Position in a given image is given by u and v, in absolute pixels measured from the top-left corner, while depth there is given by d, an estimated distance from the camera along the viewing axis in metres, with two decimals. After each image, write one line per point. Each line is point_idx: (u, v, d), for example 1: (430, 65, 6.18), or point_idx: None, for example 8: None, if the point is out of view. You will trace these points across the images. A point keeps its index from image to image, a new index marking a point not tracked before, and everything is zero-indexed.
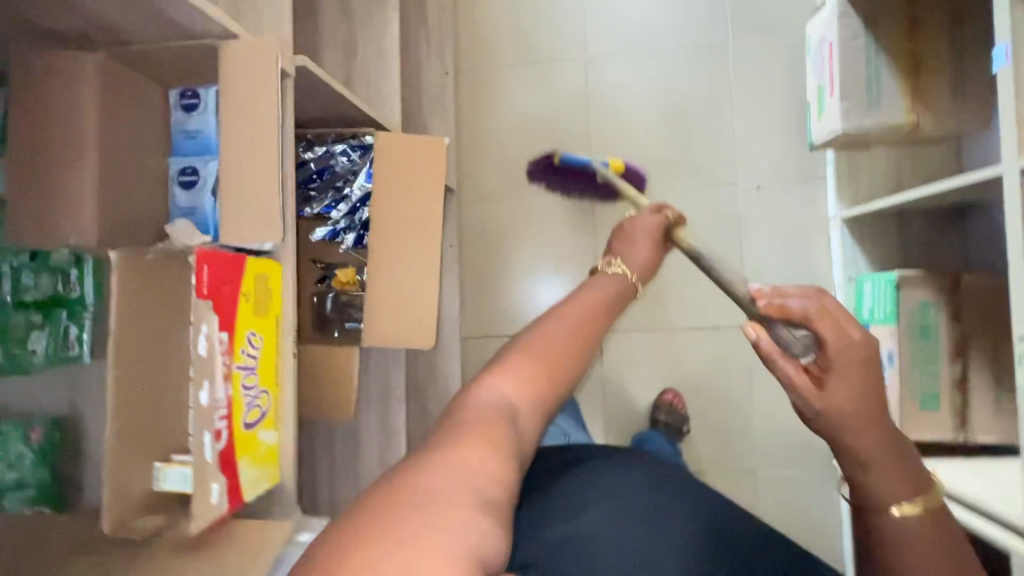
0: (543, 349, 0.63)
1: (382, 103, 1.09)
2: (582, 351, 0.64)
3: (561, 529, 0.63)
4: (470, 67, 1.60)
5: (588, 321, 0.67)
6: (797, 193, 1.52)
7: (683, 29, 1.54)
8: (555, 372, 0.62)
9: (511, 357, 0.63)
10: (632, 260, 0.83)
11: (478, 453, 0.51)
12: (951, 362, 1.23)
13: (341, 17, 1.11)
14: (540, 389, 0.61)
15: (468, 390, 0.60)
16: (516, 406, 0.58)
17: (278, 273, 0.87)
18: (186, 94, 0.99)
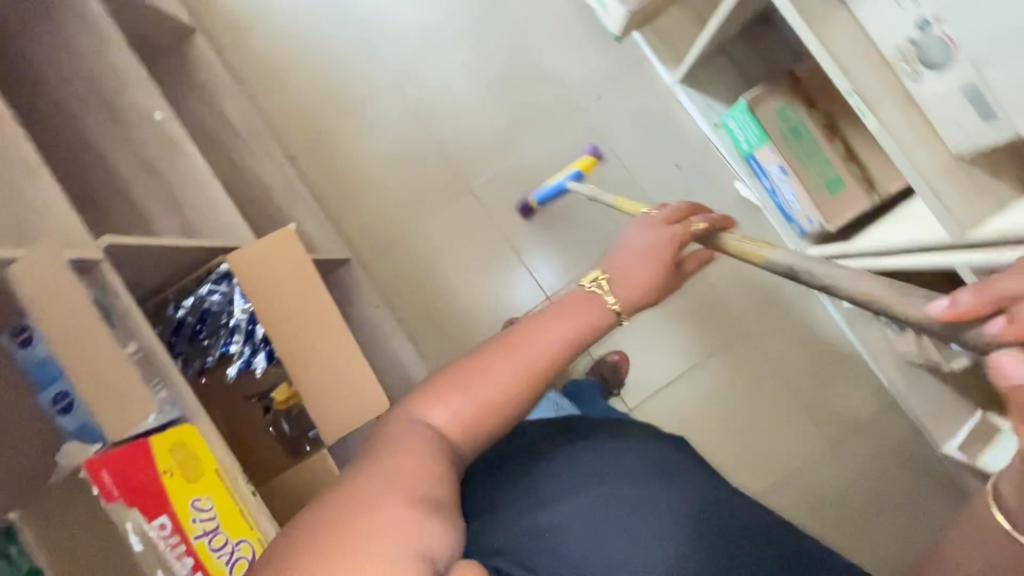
0: (485, 391, 0.79)
1: (223, 228, 1.14)
2: (523, 373, 0.80)
3: (533, 516, 0.83)
4: (304, 148, 1.64)
5: (532, 350, 0.80)
6: (634, 83, 1.57)
7: (456, 10, 1.61)
8: (493, 399, 0.79)
9: (454, 386, 0.79)
10: (620, 283, 0.87)
11: (406, 468, 0.70)
12: (830, 144, 1.27)
13: (149, 179, 1.15)
14: (472, 416, 0.78)
15: (410, 416, 0.78)
16: (444, 432, 0.77)
17: (193, 434, 0.84)
18: (16, 330, 0.97)
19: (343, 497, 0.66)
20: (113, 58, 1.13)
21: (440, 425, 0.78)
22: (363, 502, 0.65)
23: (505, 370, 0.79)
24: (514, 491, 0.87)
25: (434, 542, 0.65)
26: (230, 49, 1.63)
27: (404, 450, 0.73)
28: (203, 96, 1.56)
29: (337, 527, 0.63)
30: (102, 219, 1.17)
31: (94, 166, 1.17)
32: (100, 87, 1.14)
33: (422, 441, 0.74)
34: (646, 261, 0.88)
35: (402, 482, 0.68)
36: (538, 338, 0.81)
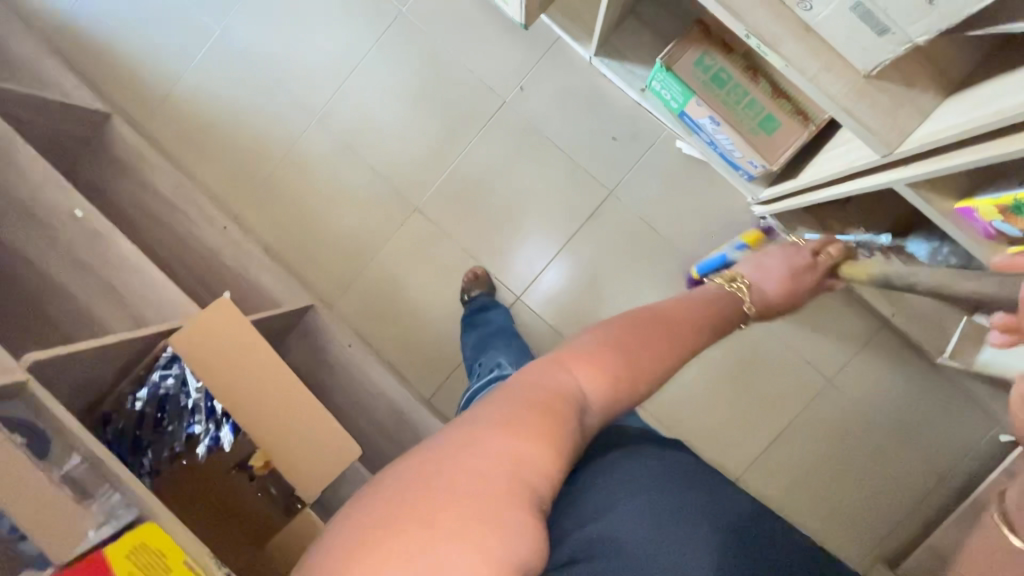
0: (627, 355, 0.72)
1: (164, 311, 1.12)
2: (657, 360, 0.73)
3: (589, 525, 0.66)
4: (244, 203, 1.61)
5: (662, 328, 0.77)
6: (553, 64, 1.54)
7: (362, 32, 1.58)
8: (631, 376, 0.71)
9: (603, 345, 0.71)
10: (755, 287, 0.99)
11: (531, 441, 0.58)
12: (755, 84, 1.24)
13: (83, 276, 1.14)
14: (612, 391, 0.69)
15: (565, 360, 0.69)
16: (582, 394, 0.67)
17: (159, 532, 0.70)
18: None
19: (440, 457, 0.55)
20: (20, 164, 1.12)
21: (585, 385, 0.68)
22: (462, 459, 0.55)
23: (649, 343, 0.74)
24: (567, 504, 0.71)
25: (524, 549, 0.51)
26: (149, 122, 1.61)
27: (523, 415, 0.60)
28: (132, 176, 1.54)
29: (432, 488, 0.52)
30: (47, 325, 1.16)
31: (27, 275, 1.15)
32: (14, 195, 1.13)
33: (550, 399, 0.63)
34: (787, 281, 1.01)
35: (516, 443, 0.57)
36: (667, 314, 0.80)
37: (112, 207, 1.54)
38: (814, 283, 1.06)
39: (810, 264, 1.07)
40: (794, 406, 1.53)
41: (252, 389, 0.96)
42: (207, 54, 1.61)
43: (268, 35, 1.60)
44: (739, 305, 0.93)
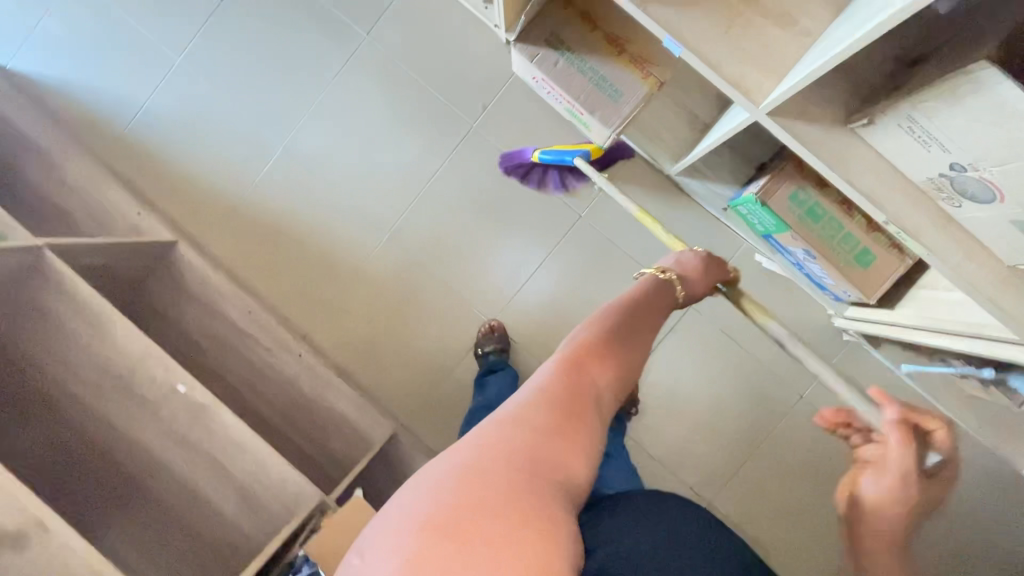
0: (620, 344, 0.76)
1: (275, 488, 1.07)
2: (631, 355, 0.77)
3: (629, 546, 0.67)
4: (314, 323, 1.57)
5: (645, 325, 0.82)
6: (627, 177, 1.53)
7: (431, 145, 1.56)
8: (627, 360, 0.75)
9: (599, 348, 0.73)
10: (688, 281, 0.96)
11: (561, 430, 0.61)
12: (849, 218, 1.25)
13: (188, 451, 1.10)
14: (613, 374, 0.72)
15: (579, 362, 0.70)
16: (584, 399, 0.66)
17: None
18: None
19: (481, 468, 0.54)
20: (116, 340, 1.07)
21: (593, 378, 0.69)
22: (500, 472, 0.55)
23: (636, 322, 0.81)
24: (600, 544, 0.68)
25: (567, 533, 0.54)
26: (214, 242, 1.58)
27: (548, 415, 0.62)
28: (202, 304, 1.49)
29: (485, 503, 0.51)
30: (150, 501, 1.12)
31: (127, 449, 1.11)
32: (112, 371, 1.09)
33: (569, 402, 0.64)
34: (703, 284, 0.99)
35: (548, 456, 0.58)
36: (647, 310, 0.84)
37: (183, 337, 1.50)
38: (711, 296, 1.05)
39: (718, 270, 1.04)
40: None
41: None
42: (272, 171, 1.58)
43: (334, 150, 1.57)
44: (668, 297, 0.90)
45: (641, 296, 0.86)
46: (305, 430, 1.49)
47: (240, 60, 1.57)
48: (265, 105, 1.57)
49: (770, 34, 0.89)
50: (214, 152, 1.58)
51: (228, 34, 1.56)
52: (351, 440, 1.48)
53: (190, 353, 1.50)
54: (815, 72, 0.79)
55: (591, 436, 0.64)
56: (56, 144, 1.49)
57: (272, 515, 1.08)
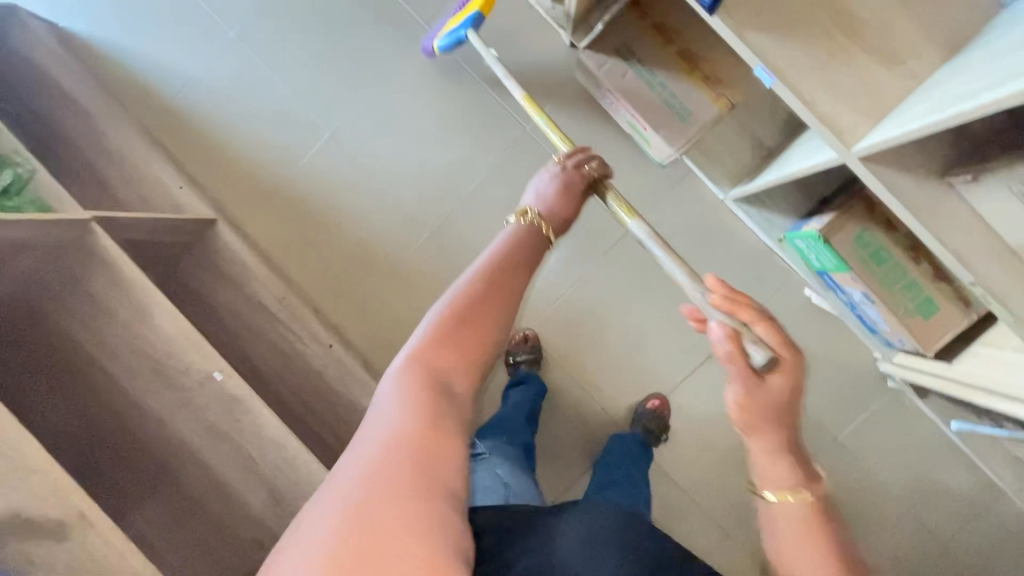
0: (472, 319, 0.69)
1: (305, 485, 1.06)
2: (502, 325, 0.71)
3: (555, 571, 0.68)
4: (345, 316, 1.55)
5: (505, 277, 0.74)
6: (680, 196, 1.48)
7: (481, 146, 1.52)
8: (489, 332, 0.70)
9: (443, 333, 0.67)
10: (552, 215, 0.91)
11: (429, 446, 0.58)
12: (915, 265, 1.20)
13: (220, 443, 1.08)
14: (467, 352, 0.67)
15: (419, 357, 0.65)
16: (441, 390, 0.63)
17: None
18: None
19: (357, 519, 0.52)
20: (157, 323, 1.06)
21: (443, 369, 0.65)
22: (383, 509, 0.53)
23: (503, 281, 0.74)
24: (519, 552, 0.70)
25: (450, 548, 0.54)
26: (251, 224, 1.56)
27: (406, 433, 0.58)
28: (236, 286, 1.47)
29: (355, 542, 0.51)
30: (178, 488, 1.11)
31: (158, 433, 1.10)
32: (151, 354, 1.07)
33: (423, 406, 0.60)
34: (569, 203, 0.93)
35: (413, 475, 0.55)
36: (497, 264, 0.75)
37: (214, 317, 1.48)
38: (580, 199, 0.96)
39: (574, 182, 0.96)
40: (907, 564, 1.48)
41: None
42: (316, 157, 1.55)
43: (381, 141, 1.54)
44: (538, 237, 0.84)
45: (496, 253, 0.77)
46: (328, 423, 1.47)
47: (294, 39, 1.53)
48: (315, 90, 1.54)
49: (873, 73, 0.84)
50: (258, 132, 1.55)
51: (284, 14, 1.53)
52: None
53: (219, 335, 1.48)
54: (916, 127, 0.74)
55: (459, 425, 0.62)
56: (102, 108, 1.46)
57: (300, 514, 1.07)
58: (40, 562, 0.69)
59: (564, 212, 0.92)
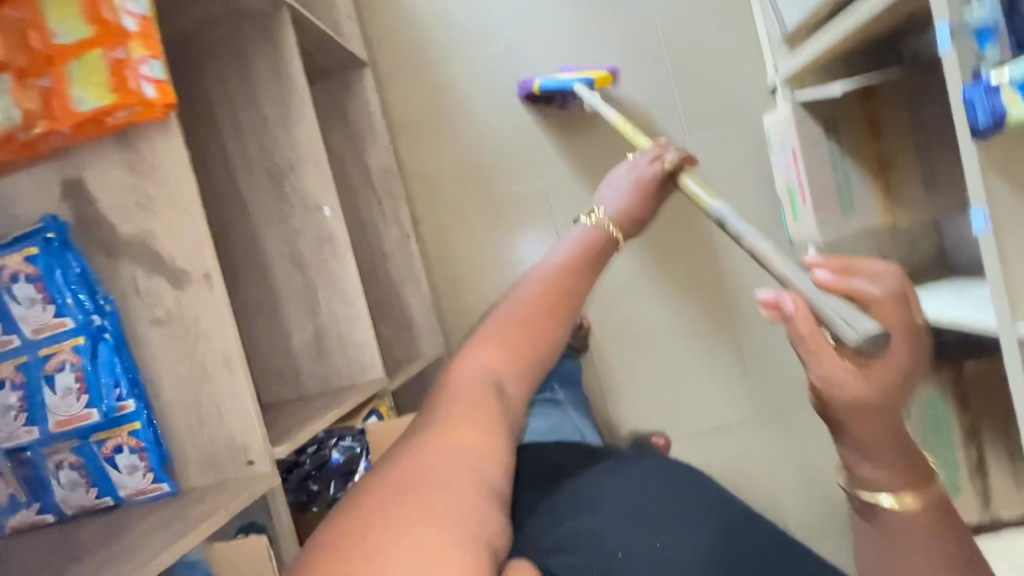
0: (524, 312, 0.59)
1: (351, 350, 1.06)
2: (554, 322, 0.59)
3: (577, 521, 0.60)
4: (429, 215, 1.53)
5: (568, 277, 0.62)
6: (785, 276, 1.48)
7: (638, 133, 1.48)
8: (541, 336, 0.58)
9: (501, 328, 0.58)
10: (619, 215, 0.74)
11: (470, 438, 0.49)
12: (967, 449, 1.18)
13: (294, 270, 1.07)
14: (526, 357, 0.57)
15: (468, 352, 0.57)
16: (498, 381, 0.55)
17: None
18: (110, 455, 0.67)
19: (385, 504, 0.43)
20: (298, 133, 1.04)
21: (495, 368, 0.55)
22: (424, 492, 0.44)
23: (563, 278, 0.62)
24: (538, 513, 0.63)
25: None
26: (390, 87, 1.52)
27: (451, 428, 0.50)
28: (351, 136, 1.44)
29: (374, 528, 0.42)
30: (235, 288, 1.10)
31: (240, 231, 1.08)
32: (274, 157, 1.05)
33: (467, 404, 0.51)
34: (643, 202, 0.77)
35: (458, 455, 0.48)
36: (563, 282, 0.62)
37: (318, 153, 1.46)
38: (664, 202, 0.82)
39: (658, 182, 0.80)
40: None
41: None
42: (482, 59, 1.50)
43: (550, 78, 1.49)
44: (610, 246, 0.69)
45: (571, 259, 0.64)
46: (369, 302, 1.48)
47: None
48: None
49: None
50: (442, 5, 1.49)
51: None
52: (401, 339, 1.47)
53: None
54: None
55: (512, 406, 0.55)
56: None
57: (333, 372, 1.07)
58: (148, 296, 0.68)
59: (632, 212, 0.75)
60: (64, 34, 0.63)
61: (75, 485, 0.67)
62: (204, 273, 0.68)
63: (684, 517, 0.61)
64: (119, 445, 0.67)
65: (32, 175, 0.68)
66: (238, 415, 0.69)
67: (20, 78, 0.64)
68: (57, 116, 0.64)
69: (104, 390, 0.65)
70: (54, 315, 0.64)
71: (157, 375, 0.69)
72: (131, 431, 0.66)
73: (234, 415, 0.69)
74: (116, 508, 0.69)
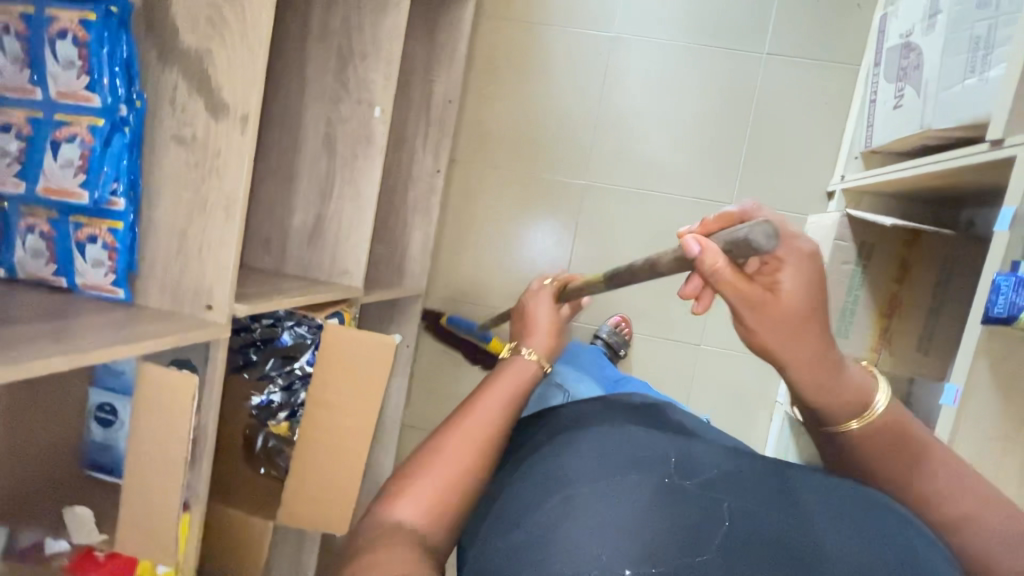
0: (442, 460, 0.54)
1: (342, 251, 1.07)
2: (473, 462, 0.55)
3: (520, 529, 0.52)
4: (466, 161, 1.52)
5: (483, 422, 0.57)
6: (757, 366, 1.52)
7: (691, 178, 1.48)
8: (458, 479, 0.54)
9: (411, 479, 0.53)
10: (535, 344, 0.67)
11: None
12: None
13: (323, 152, 1.06)
14: (445, 502, 0.52)
15: (377, 517, 0.51)
16: (416, 534, 0.50)
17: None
18: (80, 241, 0.67)
19: None
20: (383, 26, 1.02)
21: (410, 524, 0.50)
22: None
23: (478, 422, 0.57)
24: (495, 521, 0.56)
25: None
26: (486, 24, 1.49)
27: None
28: (429, 54, 1.43)
29: None
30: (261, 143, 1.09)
31: (289, 93, 1.06)
32: (351, 38, 1.03)
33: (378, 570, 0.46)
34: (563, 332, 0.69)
35: None
36: (484, 431, 0.57)
37: None
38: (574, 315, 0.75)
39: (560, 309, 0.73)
40: None
41: (328, 431, 0.93)
42: (582, 39, 1.47)
43: (635, 89, 1.47)
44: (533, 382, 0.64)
45: (491, 405, 0.59)
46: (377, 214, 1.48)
47: None
48: None
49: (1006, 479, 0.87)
50: None
51: None
52: (391, 261, 1.48)
53: None
54: None
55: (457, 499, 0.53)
56: None
57: (318, 261, 1.08)
58: (182, 113, 0.68)
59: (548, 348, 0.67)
60: None
61: (38, 253, 0.67)
62: (243, 115, 0.67)
63: (603, 489, 0.52)
64: (95, 237, 0.66)
65: None
66: (215, 260, 0.69)
67: None
68: None
69: (101, 180, 0.64)
70: (85, 89, 0.62)
71: (158, 189, 0.69)
72: (112, 229, 0.66)
73: (213, 259, 0.69)
74: (69, 291, 0.69)
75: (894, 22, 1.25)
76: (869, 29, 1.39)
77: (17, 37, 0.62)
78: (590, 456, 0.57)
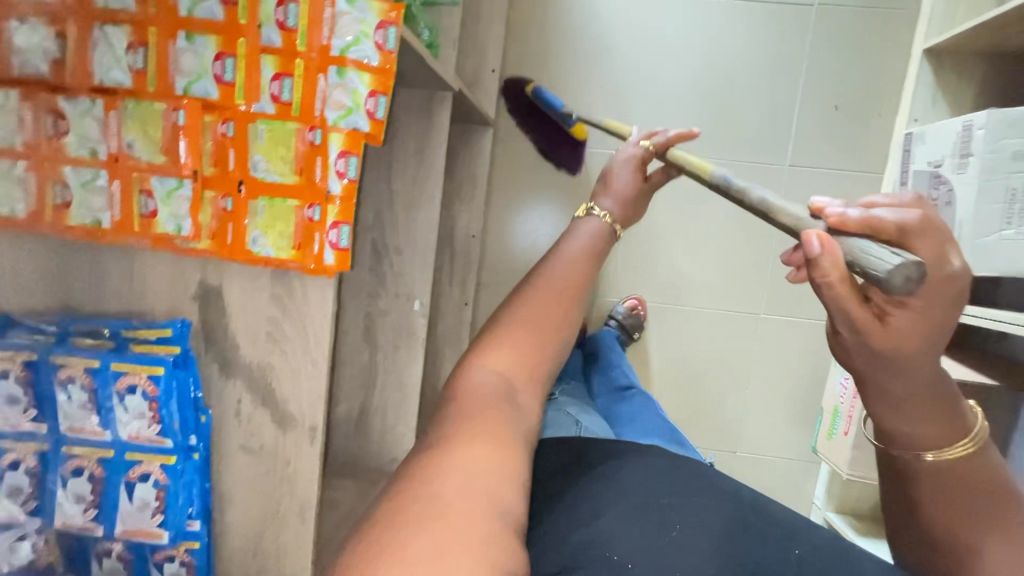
0: (533, 314, 0.62)
1: (390, 438, 1.06)
2: (563, 314, 0.64)
3: (577, 534, 0.54)
4: (493, 285, 1.49)
5: (571, 269, 0.67)
6: (791, 469, 1.54)
7: (717, 291, 1.50)
8: (549, 328, 0.62)
9: (502, 324, 0.62)
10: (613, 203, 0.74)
11: (482, 445, 0.50)
12: None
13: (363, 344, 1.05)
14: (534, 355, 0.60)
15: (468, 356, 0.60)
16: (508, 381, 0.58)
17: None
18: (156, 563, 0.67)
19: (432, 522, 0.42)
20: (418, 220, 1.01)
21: (503, 372, 0.58)
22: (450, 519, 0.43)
23: (567, 271, 0.67)
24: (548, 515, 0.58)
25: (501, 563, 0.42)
26: (505, 147, 1.46)
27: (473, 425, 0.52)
28: (449, 187, 1.42)
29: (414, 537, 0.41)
30: None
31: None
32: (386, 232, 1.02)
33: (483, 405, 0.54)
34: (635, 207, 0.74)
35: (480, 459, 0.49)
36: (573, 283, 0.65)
37: None
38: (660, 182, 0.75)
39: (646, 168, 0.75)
40: None
41: None
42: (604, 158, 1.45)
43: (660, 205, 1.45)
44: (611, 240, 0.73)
45: (576, 260, 0.68)
46: None
47: (688, 59, 1.41)
48: (661, 112, 1.43)
49: None
50: (588, 89, 1.43)
51: (704, 32, 1.40)
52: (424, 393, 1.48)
53: None
54: None
55: (514, 441, 0.54)
56: None
57: (366, 449, 1.07)
58: (248, 426, 0.67)
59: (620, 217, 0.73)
60: (266, 170, 0.58)
61: None
62: (311, 427, 0.66)
63: (693, 512, 0.56)
64: (172, 556, 0.67)
65: (171, 267, 0.64)
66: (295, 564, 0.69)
67: (202, 188, 0.59)
68: (228, 245, 0.60)
69: (179, 509, 0.65)
70: (158, 432, 0.63)
71: (226, 499, 0.68)
72: (189, 548, 0.67)
73: (291, 562, 0.69)
74: None
75: (920, 146, 1.24)
76: (893, 140, 1.38)
77: (83, 388, 0.61)
78: (662, 474, 0.61)
